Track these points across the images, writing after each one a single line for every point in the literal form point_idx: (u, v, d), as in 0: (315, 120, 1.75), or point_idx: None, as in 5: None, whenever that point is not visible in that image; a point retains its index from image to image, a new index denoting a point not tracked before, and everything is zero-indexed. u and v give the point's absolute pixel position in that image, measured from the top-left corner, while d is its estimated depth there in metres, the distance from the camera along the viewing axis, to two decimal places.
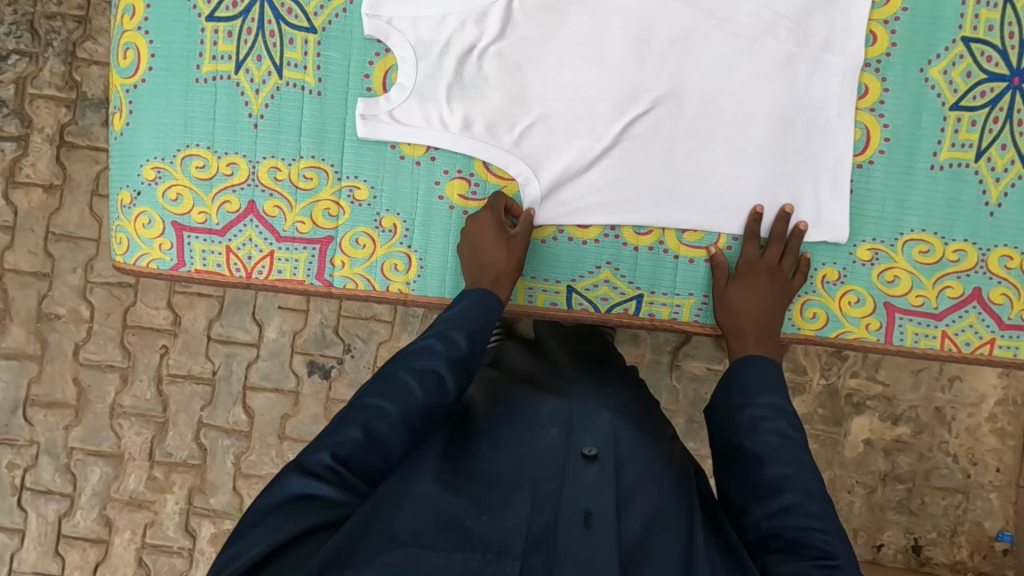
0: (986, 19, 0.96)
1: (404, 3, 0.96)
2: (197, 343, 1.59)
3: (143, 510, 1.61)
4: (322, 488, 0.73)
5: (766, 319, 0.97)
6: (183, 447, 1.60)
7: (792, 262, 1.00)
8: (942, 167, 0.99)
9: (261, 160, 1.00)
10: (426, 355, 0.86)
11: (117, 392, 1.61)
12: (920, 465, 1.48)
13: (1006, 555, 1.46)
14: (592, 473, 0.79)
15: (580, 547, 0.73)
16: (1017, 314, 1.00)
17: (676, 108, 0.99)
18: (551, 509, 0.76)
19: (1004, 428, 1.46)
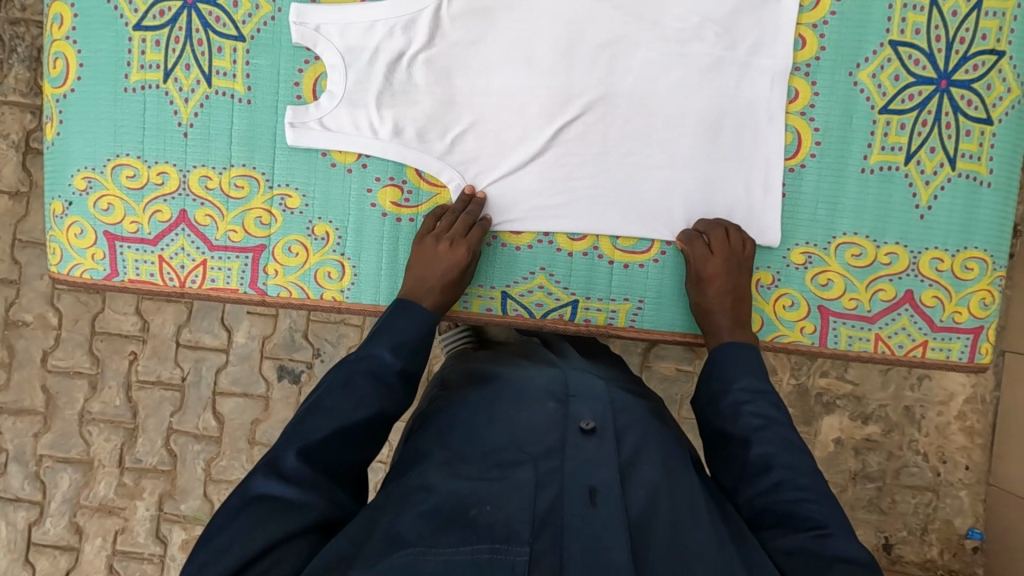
0: (913, 22, 0.97)
1: (331, 11, 0.96)
2: (166, 349, 1.58)
3: (114, 517, 1.60)
4: (285, 489, 0.68)
5: (737, 309, 0.95)
6: (152, 453, 1.59)
7: (739, 241, 0.97)
8: (872, 170, 0.99)
9: (191, 169, 1.00)
10: (375, 356, 0.83)
11: (86, 399, 1.59)
12: (889, 464, 1.46)
13: (976, 553, 1.45)
14: (593, 445, 0.73)
15: (587, 523, 0.65)
16: (948, 316, 1.01)
17: (607, 113, 0.99)
18: (552, 485, 0.69)
19: (973, 426, 1.44)
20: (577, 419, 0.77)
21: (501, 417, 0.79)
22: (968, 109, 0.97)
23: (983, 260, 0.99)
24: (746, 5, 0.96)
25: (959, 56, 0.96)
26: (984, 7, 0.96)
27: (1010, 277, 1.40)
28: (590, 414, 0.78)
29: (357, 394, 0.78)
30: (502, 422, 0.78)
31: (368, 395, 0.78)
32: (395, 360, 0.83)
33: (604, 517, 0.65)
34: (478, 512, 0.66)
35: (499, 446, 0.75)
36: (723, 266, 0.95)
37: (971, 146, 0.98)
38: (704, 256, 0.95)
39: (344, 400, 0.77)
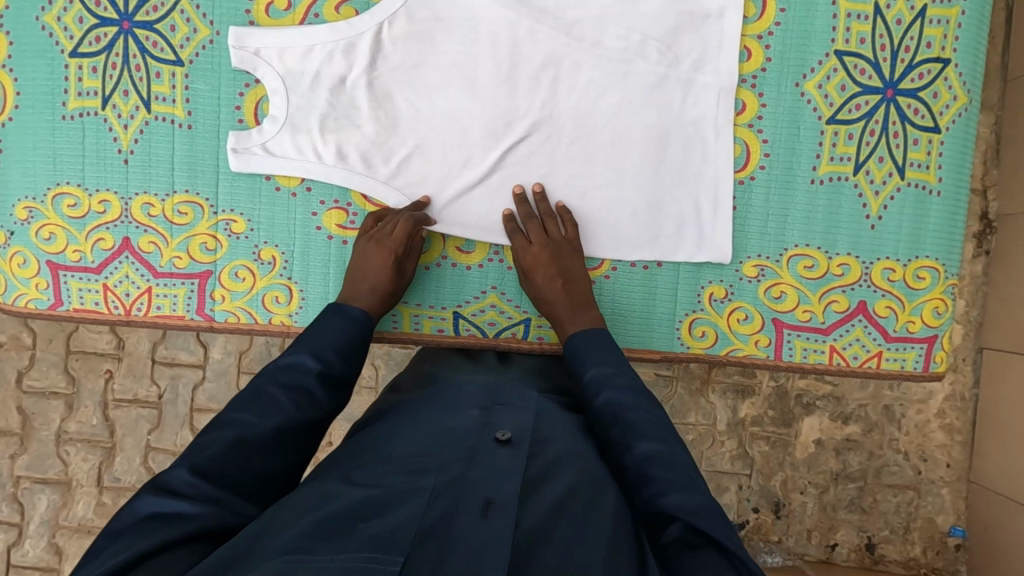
0: (857, 32, 0.96)
1: (270, 34, 0.95)
2: (141, 366, 1.56)
3: (93, 537, 1.58)
4: (178, 505, 0.61)
5: (569, 293, 0.92)
6: (130, 471, 1.57)
7: (555, 228, 0.96)
8: (821, 181, 0.98)
9: (134, 196, 0.98)
10: (296, 362, 0.79)
11: (62, 419, 1.58)
12: (870, 463, 1.45)
13: (959, 550, 1.44)
14: (504, 454, 0.68)
15: (475, 533, 0.57)
16: (902, 326, 1.01)
17: (553, 131, 0.98)
18: (449, 495, 0.62)
19: (952, 424, 1.43)
20: (494, 428, 0.73)
21: (419, 429, 0.76)
22: (915, 118, 0.96)
23: (935, 269, 0.99)
24: (686, 20, 0.95)
25: (904, 65, 0.96)
26: (928, 15, 0.95)
27: (986, 273, 1.39)
28: (509, 424, 0.74)
29: (270, 403, 0.73)
30: (426, 429, 0.75)
31: (283, 404, 0.73)
32: (317, 366, 0.79)
33: (496, 529, 0.58)
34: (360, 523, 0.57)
35: (409, 454, 0.70)
36: (541, 252, 0.94)
37: (919, 155, 0.97)
38: (522, 246, 0.94)
39: (257, 414, 0.72)
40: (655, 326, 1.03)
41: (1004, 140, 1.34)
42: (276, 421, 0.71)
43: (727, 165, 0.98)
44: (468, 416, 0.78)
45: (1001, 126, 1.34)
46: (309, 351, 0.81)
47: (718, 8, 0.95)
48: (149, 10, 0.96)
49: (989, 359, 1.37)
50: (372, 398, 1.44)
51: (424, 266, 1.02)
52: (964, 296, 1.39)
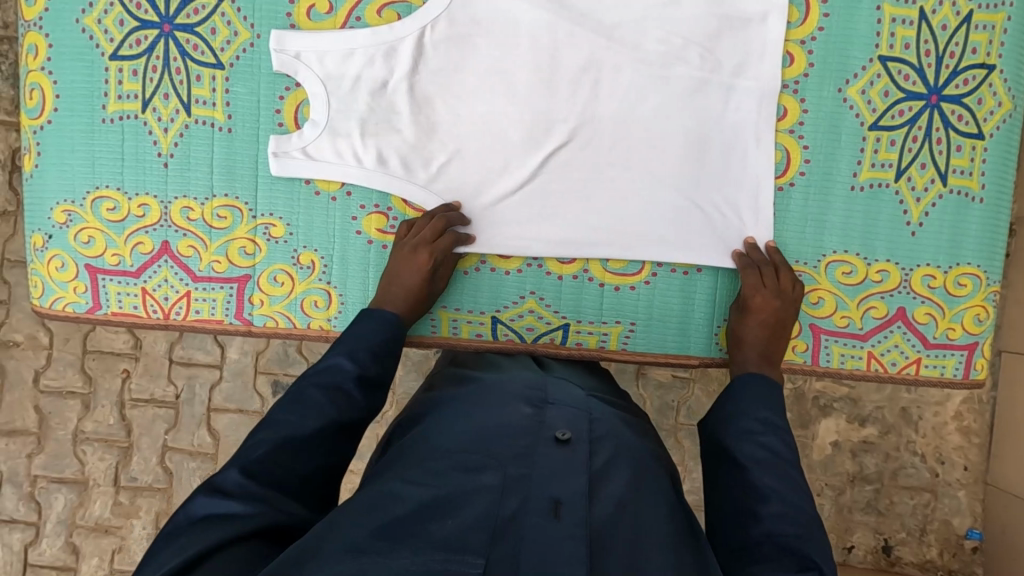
0: (902, 37, 0.95)
1: (311, 38, 0.95)
2: (158, 366, 1.56)
3: (110, 536, 1.59)
4: (230, 505, 0.64)
5: (771, 344, 0.94)
6: (147, 471, 1.57)
7: (789, 281, 0.96)
8: (862, 188, 0.98)
9: (173, 200, 0.98)
10: (334, 365, 0.80)
11: (79, 418, 1.58)
12: (886, 465, 1.45)
13: (976, 553, 1.44)
14: (563, 455, 0.70)
15: (543, 534, 0.61)
16: (942, 333, 1.00)
17: (593, 136, 0.98)
18: (517, 493, 0.65)
19: (969, 426, 1.43)
20: (551, 428, 0.74)
21: (465, 426, 0.76)
22: (959, 124, 0.96)
23: (977, 276, 0.99)
24: (729, 25, 0.95)
25: (949, 71, 0.95)
26: (973, 21, 0.94)
27: (1005, 275, 1.38)
28: (565, 424, 0.75)
29: (309, 405, 0.75)
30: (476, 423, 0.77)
31: (321, 403, 0.75)
32: (354, 367, 0.81)
33: (566, 529, 0.61)
34: (436, 525, 0.62)
35: (460, 449, 0.72)
36: (770, 300, 0.94)
37: (962, 161, 0.97)
38: (754, 286, 0.95)
39: (298, 414, 0.74)
40: (692, 331, 1.03)
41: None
42: (317, 424, 0.73)
43: (766, 170, 0.98)
44: (522, 413, 0.78)
45: None
46: (345, 353, 0.82)
47: (761, 13, 0.95)
48: (190, 12, 0.95)
49: (1008, 362, 1.37)
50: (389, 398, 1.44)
51: (462, 271, 1.02)
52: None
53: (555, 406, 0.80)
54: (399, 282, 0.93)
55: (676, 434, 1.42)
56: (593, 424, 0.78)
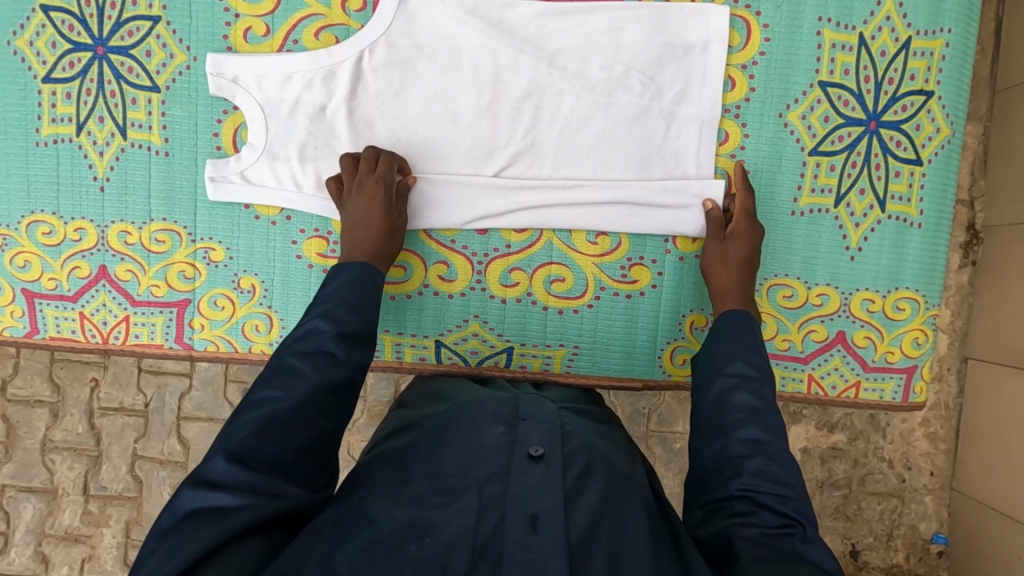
0: (842, 63, 0.95)
1: (247, 60, 0.93)
2: (127, 375, 1.55)
3: (81, 545, 1.58)
4: (221, 498, 0.62)
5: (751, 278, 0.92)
6: (117, 480, 1.56)
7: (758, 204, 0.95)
8: (802, 213, 0.98)
9: (110, 224, 0.97)
10: (313, 329, 0.78)
11: (48, 427, 1.56)
12: (854, 471, 1.46)
13: (941, 557, 1.46)
14: (539, 471, 0.69)
15: (524, 551, 0.61)
16: (881, 356, 1.01)
17: (539, 160, 0.98)
18: (494, 511, 0.65)
19: (936, 432, 1.44)
20: (525, 445, 0.74)
21: (450, 445, 0.76)
22: (898, 150, 0.96)
23: (915, 300, 0.99)
24: (670, 52, 0.95)
25: (888, 97, 0.96)
26: (912, 48, 0.95)
27: (972, 283, 1.38)
28: (537, 440, 0.75)
29: (286, 383, 0.71)
30: (454, 446, 0.76)
31: (304, 371, 0.73)
32: (332, 327, 0.78)
33: (546, 544, 0.61)
34: (415, 544, 0.61)
35: (444, 472, 0.71)
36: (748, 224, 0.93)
37: (901, 188, 0.97)
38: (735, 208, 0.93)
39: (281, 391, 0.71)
40: (637, 355, 1.03)
41: (992, 150, 1.33)
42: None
43: (713, 189, 0.97)
44: (494, 433, 0.77)
45: (989, 137, 1.33)
46: (322, 314, 0.79)
47: (702, 41, 0.94)
48: (124, 35, 0.94)
49: (974, 368, 1.37)
50: (360, 406, 1.42)
51: (405, 295, 1.01)
52: (951, 305, 1.40)
53: (528, 423, 0.79)
54: (362, 226, 0.89)
55: (646, 442, 1.41)
56: (565, 438, 0.77)
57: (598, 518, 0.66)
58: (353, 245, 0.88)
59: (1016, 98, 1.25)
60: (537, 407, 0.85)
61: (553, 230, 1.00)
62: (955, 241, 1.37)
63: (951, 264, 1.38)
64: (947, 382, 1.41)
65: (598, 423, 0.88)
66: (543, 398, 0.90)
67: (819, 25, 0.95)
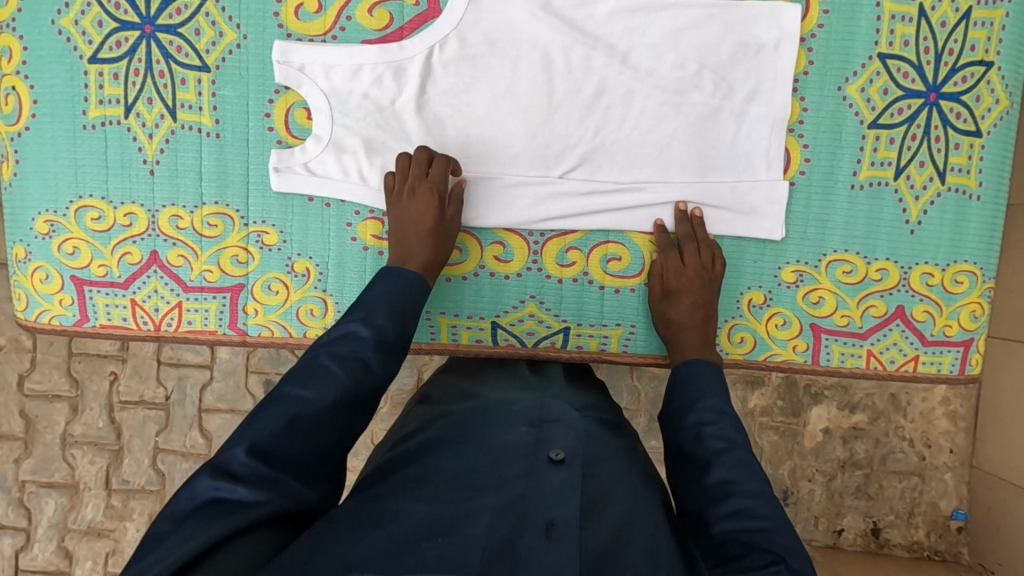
0: (901, 34, 0.95)
1: (315, 50, 0.92)
2: (147, 368, 1.52)
3: (103, 540, 1.57)
4: (238, 491, 0.60)
5: (705, 327, 0.94)
6: (139, 473, 1.54)
7: (710, 256, 0.96)
8: (863, 186, 0.98)
9: (161, 208, 0.95)
10: (352, 331, 0.76)
11: (67, 422, 1.54)
12: (876, 451, 1.47)
13: (961, 533, 1.47)
14: (561, 477, 0.69)
15: (543, 554, 0.60)
16: (938, 330, 1.01)
17: (612, 158, 0.98)
18: (513, 513, 0.65)
19: (956, 411, 1.45)
20: (546, 449, 0.73)
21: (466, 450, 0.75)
22: (957, 122, 0.96)
23: (974, 273, 0.99)
24: (743, 50, 0.95)
25: (948, 68, 0.95)
26: (972, 17, 0.94)
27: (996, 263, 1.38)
28: (561, 445, 0.74)
29: (327, 375, 0.70)
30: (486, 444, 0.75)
31: (339, 375, 0.70)
32: (371, 333, 0.76)
33: (562, 550, 0.61)
34: (427, 543, 0.60)
35: (465, 472, 0.71)
36: (696, 279, 0.94)
37: (960, 160, 0.97)
38: (675, 268, 0.95)
39: (315, 389, 0.68)
40: None
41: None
42: (338, 397, 0.69)
43: (782, 191, 0.97)
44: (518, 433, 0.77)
45: None
46: (362, 319, 0.77)
47: (774, 40, 0.94)
48: (172, 13, 0.91)
49: (993, 348, 1.37)
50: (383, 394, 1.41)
51: (461, 276, 1.00)
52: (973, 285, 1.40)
53: (555, 425, 0.79)
54: (408, 232, 0.89)
55: None
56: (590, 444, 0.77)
57: (621, 530, 0.66)
58: (403, 247, 0.88)
59: None
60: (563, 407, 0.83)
61: (587, 231, 0.99)
62: None
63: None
64: None
65: (615, 422, 0.87)
66: (566, 400, 0.87)
67: None
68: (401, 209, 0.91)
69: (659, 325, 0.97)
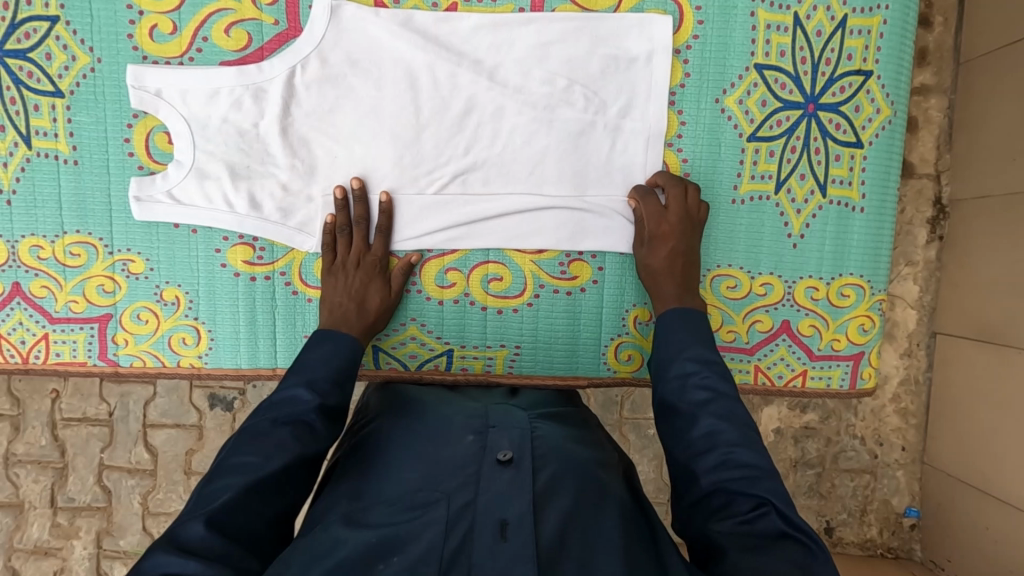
0: (777, 44, 0.92)
1: (168, 72, 0.89)
2: (89, 385, 1.44)
3: (51, 558, 1.48)
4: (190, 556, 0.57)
5: (686, 273, 0.90)
6: (85, 491, 1.46)
7: (692, 202, 0.92)
8: (743, 201, 0.96)
9: (20, 239, 0.92)
10: (293, 396, 0.76)
11: (9, 441, 1.45)
12: (827, 449, 1.43)
13: (914, 530, 1.43)
14: (507, 477, 0.67)
15: (494, 561, 0.59)
16: (826, 345, 0.99)
17: (487, 176, 0.95)
18: (463, 523, 0.63)
19: (907, 408, 1.41)
20: (494, 450, 0.71)
21: (408, 462, 0.72)
22: (837, 133, 0.94)
23: (860, 286, 0.97)
24: (614, 64, 0.93)
25: (825, 78, 0.93)
26: (848, 26, 0.92)
27: (939, 259, 1.36)
28: (507, 444, 0.72)
29: (276, 440, 0.70)
30: (424, 459, 0.72)
31: (286, 443, 0.70)
32: (313, 397, 0.76)
33: (513, 552, 0.60)
34: (382, 564, 0.59)
35: (413, 488, 0.68)
36: (677, 226, 0.90)
37: (842, 171, 0.95)
38: (659, 214, 0.91)
39: (258, 454, 0.68)
40: (580, 353, 1.00)
41: (957, 123, 1.31)
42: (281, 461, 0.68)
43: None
44: (464, 443, 0.74)
45: (955, 109, 1.31)
46: (302, 383, 0.78)
47: (645, 53, 0.92)
48: (21, 38, 0.88)
49: (942, 344, 1.35)
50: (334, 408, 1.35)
51: None
52: (918, 280, 1.37)
53: (498, 429, 0.76)
54: (350, 297, 0.90)
55: (620, 430, 1.38)
56: (536, 442, 0.74)
57: (571, 527, 0.64)
58: (342, 312, 0.89)
59: (989, 65, 1.22)
60: (506, 412, 0.81)
61: (468, 249, 0.97)
62: (923, 216, 1.35)
63: (918, 240, 1.36)
64: (917, 358, 1.38)
65: (571, 423, 0.84)
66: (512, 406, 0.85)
67: (753, 5, 0.92)
68: (340, 275, 0.92)
69: (641, 274, 0.92)
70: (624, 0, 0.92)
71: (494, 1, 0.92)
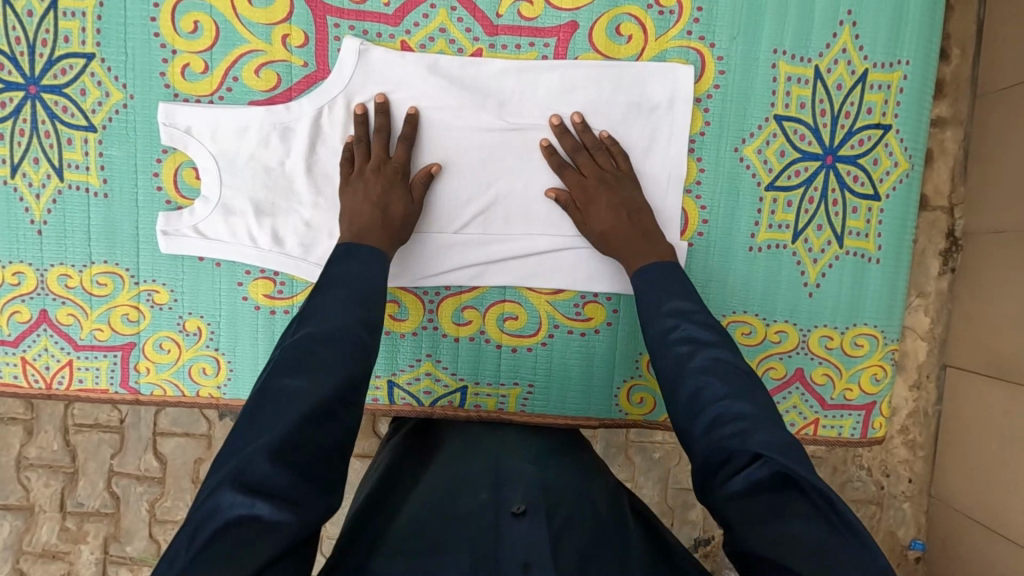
0: (797, 96, 0.93)
1: (200, 110, 0.91)
2: None
3: (58, 562, 1.50)
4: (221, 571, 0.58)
5: (632, 219, 0.88)
6: (94, 496, 1.47)
7: (608, 158, 0.92)
8: (760, 249, 0.96)
9: (49, 267, 0.95)
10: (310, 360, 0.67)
11: (22, 444, 1.47)
12: (834, 479, 1.41)
13: (919, 563, 1.42)
14: (523, 526, 0.67)
15: None
16: (839, 394, 1.00)
17: (507, 214, 0.96)
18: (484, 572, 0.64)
19: (915, 440, 1.40)
20: (507, 503, 0.71)
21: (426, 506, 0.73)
22: (855, 185, 0.95)
23: (874, 336, 0.98)
24: (636, 110, 0.94)
25: (845, 131, 0.93)
26: (868, 80, 0.93)
27: (952, 290, 1.36)
28: (520, 496, 0.72)
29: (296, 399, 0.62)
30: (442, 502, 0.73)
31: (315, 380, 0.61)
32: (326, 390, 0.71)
33: None
34: None
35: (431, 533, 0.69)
36: (600, 181, 0.90)
37: (858, 224, 0.95)
38: (577, 182, 0.90)
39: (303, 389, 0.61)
40: (593, 393, 1.01)
41: (973, 156, 1.31)
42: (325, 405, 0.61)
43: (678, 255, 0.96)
44: (478, 497, 0.74)
45: (970, 141, 1.31)
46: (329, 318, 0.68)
47: (666, 100, 0.93)
48: (57, 73, 0.91)
49: (952, 376, 1.35)
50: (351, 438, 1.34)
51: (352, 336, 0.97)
52: (929, 312, 1.36)
53: (509, 483, 0.76)
54: (367, 197, 0.86)
55: (626, 451, 1.38)
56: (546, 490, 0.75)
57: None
58: (358, 213, 0.84)
59: (1006, 100, 1.22)
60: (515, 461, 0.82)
61: (486, 287, 0.98)
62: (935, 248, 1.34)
63: (930, 272, 1.35)
64: (926, 391, 1.38)
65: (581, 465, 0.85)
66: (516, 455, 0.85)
67: (774, 57, 0.93)
68: (357, 187, 0.88)
69: (593, 239, 0.90)
70: (645, 51, 0.93)
71: (518, 49, 0.93)
